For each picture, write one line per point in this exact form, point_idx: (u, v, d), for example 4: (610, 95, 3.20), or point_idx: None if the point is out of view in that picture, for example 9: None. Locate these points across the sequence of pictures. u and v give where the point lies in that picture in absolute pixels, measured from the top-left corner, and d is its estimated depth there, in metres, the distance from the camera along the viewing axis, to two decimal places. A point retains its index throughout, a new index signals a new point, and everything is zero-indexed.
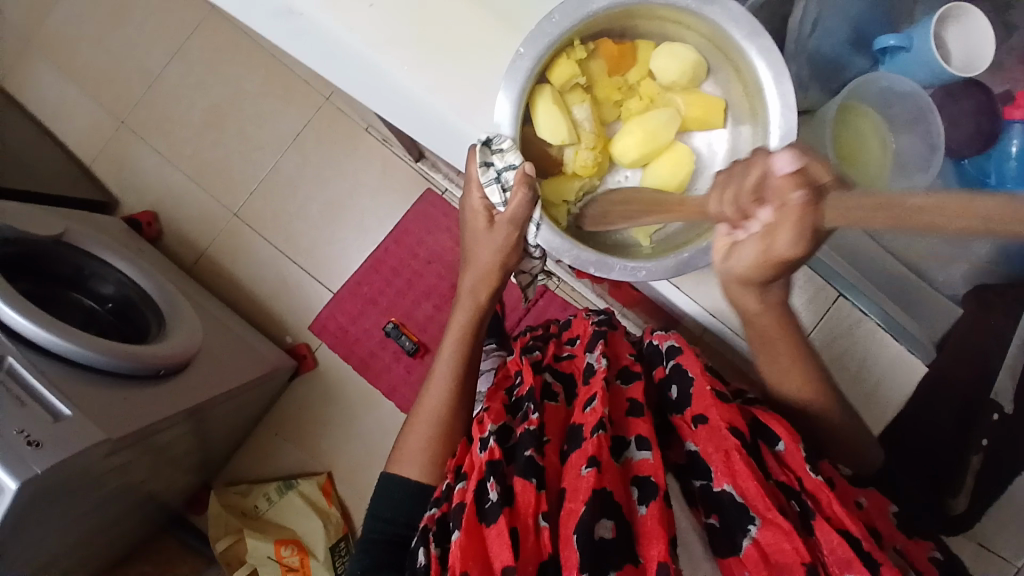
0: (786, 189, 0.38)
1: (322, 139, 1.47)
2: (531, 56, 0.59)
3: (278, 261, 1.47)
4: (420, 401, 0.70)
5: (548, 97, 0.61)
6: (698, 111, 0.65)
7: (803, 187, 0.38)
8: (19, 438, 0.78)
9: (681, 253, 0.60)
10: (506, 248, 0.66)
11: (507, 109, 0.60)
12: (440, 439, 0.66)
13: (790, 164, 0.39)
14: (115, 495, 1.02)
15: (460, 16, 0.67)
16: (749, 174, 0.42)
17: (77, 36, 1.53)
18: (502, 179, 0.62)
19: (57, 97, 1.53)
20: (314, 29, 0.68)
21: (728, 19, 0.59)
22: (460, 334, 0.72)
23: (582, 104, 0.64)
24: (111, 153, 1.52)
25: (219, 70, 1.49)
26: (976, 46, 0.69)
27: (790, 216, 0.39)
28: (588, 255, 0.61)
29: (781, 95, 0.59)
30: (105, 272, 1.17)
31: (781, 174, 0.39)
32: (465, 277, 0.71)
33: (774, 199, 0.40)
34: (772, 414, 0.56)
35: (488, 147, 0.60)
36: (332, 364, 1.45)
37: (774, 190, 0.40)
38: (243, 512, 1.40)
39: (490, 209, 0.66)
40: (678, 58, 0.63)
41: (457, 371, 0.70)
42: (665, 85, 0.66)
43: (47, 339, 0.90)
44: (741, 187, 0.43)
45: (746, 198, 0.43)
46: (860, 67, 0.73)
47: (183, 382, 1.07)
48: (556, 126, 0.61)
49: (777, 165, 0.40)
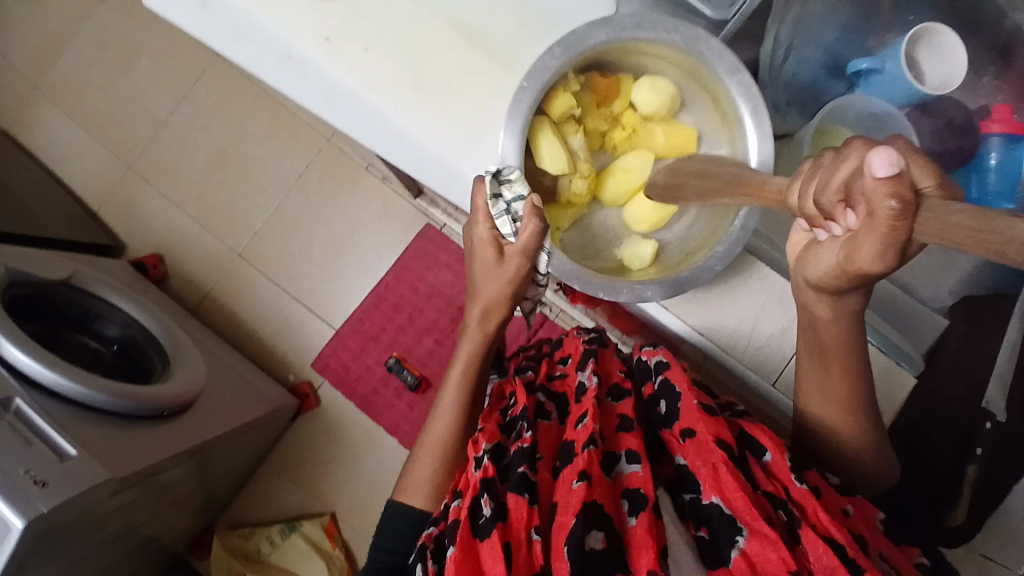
0: (878, 196, 0.32)
1: (323, 180, 1.50)
2: (533, 90, 0.61)
3: (281, 300, 1.49)
4: (429, 432, 0.70)
5: (547, 130, 0.64)
6: (675, 141, 0.68)
7: (902, 200, 0.32)
8: (25, 477, 0.78)
9: (682, 273, 0.64)
10: (517, 278, 0.66)
11: (510, 143, 0.62)
12: (450, 468, 0.67)
13: (889, 167, 0.33)
14: (116, 538, 1.01)
15: (452, 56, 0.70)
16: (839, 170, 0.37)
17: (87, 86, 1.60)
18: (511, 211, 0.63)
19: (67, 145, 1.59)
20: (312, 73, 0.71)
21: (710, 54, 0.62)
22: (470, 365, 0.71)
23: (576, 135, 0.67)
24: (119, 198, 1.56)
25: (224, 116, 1.54)
26: (951, 67, 0.70)
27: (883, 226, 0.33)
28: (595, 281, 0.64)
29: (757, 120, 0.62)
30: (110, 313, 1.20)
31: (877, 177, 0.33)
32: (472, 308, 0.70)
33: (862, 204, 0.34)
34: (758, 426, 0.58)
35: (497, 179, 0.62)
36: (335, 402, 1.45)
37: (867, 195, 0.33)
38: (246, 555, 1.39)
39: (498, 240, 0.66)
40: (657, 91, 0.66)
41: (463, 404, 0.69)
42: (645, 116, 0.69)
43: (54, 380, 0.92)
44: (826, 185, 0.37)
45: (831, 196, 0.37)
46: (838, 91, 0.76)
47: (187, 422, 1.08)
48: (557, 155, 0.65)
49: (872, 167, 0.33)
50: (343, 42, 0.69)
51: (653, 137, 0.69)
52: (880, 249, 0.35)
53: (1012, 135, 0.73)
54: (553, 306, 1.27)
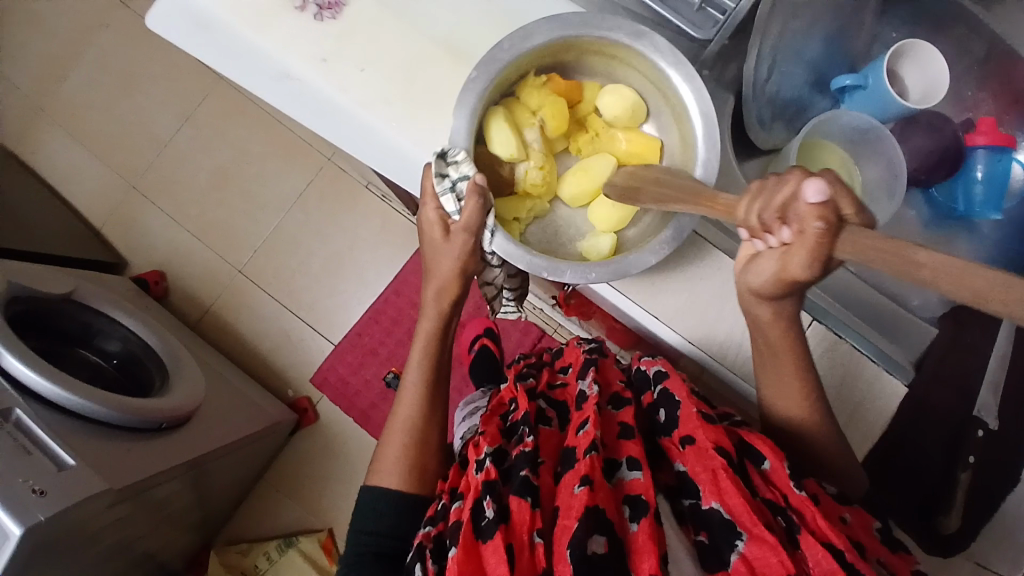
0: (808, 218, 0.39)
1: (323, 197, 1.52)
2: (483, 79, 0.62)
3: (281, 315, 1.50)
4: (396, 413, 0.71)
5: (500, 117, 0.64)
6: (637, 147, 0.67)
7: (826, 222, 0.39)
8: (24, 487, 0.79)
9: (624, 257, 0.61)
10: (467, 252, 0.66)
11: (460, 126, 0.62)
12: (418, 448, 0.67)
13: (819, 194, 0.40)
14: (112, 552, 1.01)
15: (446, 73, 0.72)
16: (780, 191, 0.43)
17: (91, 106, 1.62)
18: (456, 189, 0.63)
19: (70, 163, 1.61)
20: (308, 90, 0.73)
21: (655, 53, 0.62)
22: (430, 346, 0.72)
23: (532, 127, 0.66)
24: (121, 215, 1.58)
25: (226, 135, 1.57)
26: (932, 81, 0.72)
27: (810, 241, 0.41)
28: (540, 259, 0.61)
29: (704, 115, 0.61)
30: (112, 329, 1.21)
31: (809, 202, 0.40)
32: (427, 288, 0.70)
33: (797, 222, 0.41)
34: (758, 435, 0.57)
35: (443, 160, 0.62)
36: (333, 417, 1.45)
37: (801, 216, 0.41)
38: (243, 571, 1.39)
39: (446, 220, 0.66)
40: (618, 95, 0.66)
41: (428, 382, 0.70)
42: (608, 121, 0.69)
43: (54, 391, 0.92)
44: (767, 204, 0.43)
45: (771, 215, 0.43)
46: (822, 106, 0.78)
47: (186, 435, 1.08)
48: (508, 140, 0.64)
49: (807, 192, 0.40)
50: (338, 63, 0.73)
51: (615, 142, 0.68)
52: (808, 259, 0.43)
53: (998, 146, 0.73)
54: (551, 320, 1.29)
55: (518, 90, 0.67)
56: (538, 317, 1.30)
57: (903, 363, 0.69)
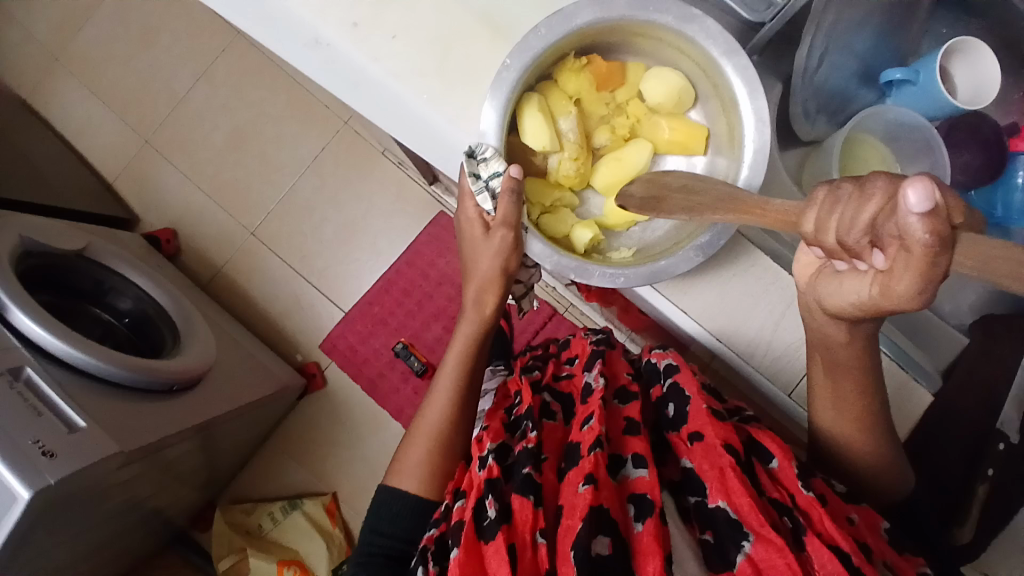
0: (919, 232, 0.29)
1: (338, 162, 1.50)
2: (518, 68, 0.60)
3: (292, 280, 1.49)
4: (423, 415, 0.69)
5: (534, 105, 0.62)
6: (680, 136, 0.65)
7: (938, 235, 0.29)
8: (34, 447, 0.79)
9: (657, 261, 0.60)
10: (505, 251, 0.65)
11: (492, 119, 0.60)
12: (440, 453, 0.66)
13: (924, 200, 0.29)
14: (121, 510, 1.03)
15: (482, 48, 0.68)
16: (864, 208, 0.33)
17: (105, 56, 1.59)
18: (490, 188, 0.62)
19: (83, 114, 1.59)
20: (341, 58, 0.70)
21: (707, 38, 0.59)
22: (465, 354, 0.71)
23: (568, 115, 0.64)
24: (133, 170, 1.56)
25: (241, 93, 1.54)
26: (983, 79, 0.70)
27: (915, 259, 0.31)
28: (568, 261, 0.60)
29: (755, 110, 0.59)
30: (123, 287, 1.20)
31: (914, 212, 0.29)
32: (468, 287, 0.70)
33: (893, 243, 0.32)
34: (766, 433, 0.58)
35: (473, 159, 0.61)
36: (341, 384, 1.46)
37: (902, 229, 0.30)
38: (247, 531, 1.41)
39: (485, 217, 0.67)
40: (663, 82, 0.64)
41: (462, 384, 0.70)
42: (651, 107, 0.66)
43: (66, 352, 0.92)
44: (852, 223, 0.34)
45: (859, 236, 0.34)
46: (868, 99, 0.76)
47: (195, 398, 1.08)
48: (540, 132, 0.62)
49: (905, 199, 0.30)
50: (370, 30, 0.68)
51: (657, 130, 0.67)
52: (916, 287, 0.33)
53: None
54: (563, 299, 1.29)
55: (554, 74, 0.64)
56: (549, 294, 1.30)
57: (931, 371, 0.68)
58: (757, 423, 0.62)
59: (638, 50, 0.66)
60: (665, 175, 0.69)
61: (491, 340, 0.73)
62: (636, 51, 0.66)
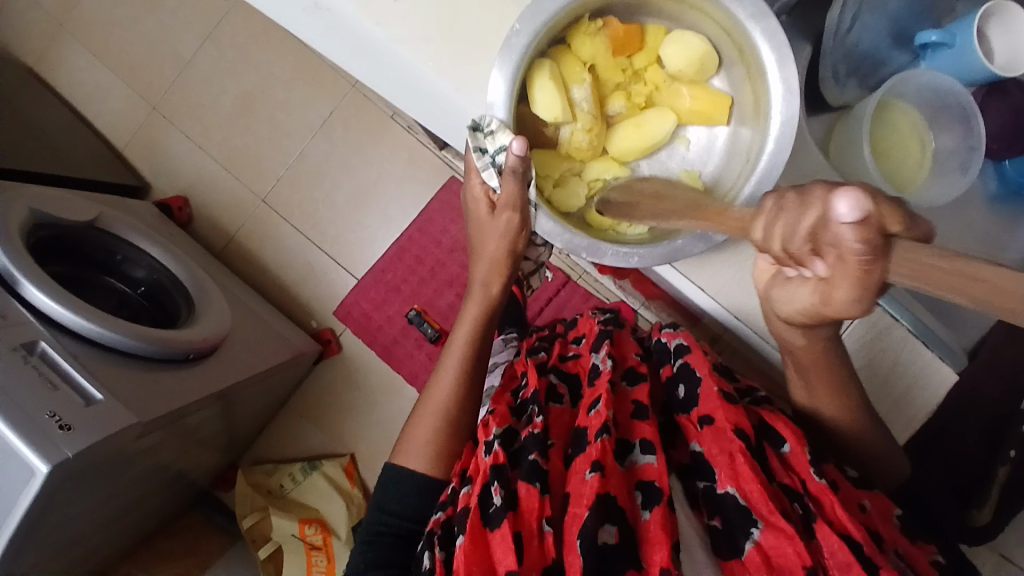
0: (848, 238, 0.34)
1: (348, 127, 1.47)
2: (528, 32, 0.56)
3: (305, 247, 1.49)
4: (431, 392, 0.69)
5: (545, 73, 0.58)
6: (702, 105, 0.62)
7: (869, 243, 0.34)
8: (51, 422, 0.80)
9: (674, 240, 0.57)
10: (513, 230, 0.63)
11: (501, 88, 0.57)
12: (449, 432, 0.66)
13: (854, 212, 0.35)
14: (144, 476, 1.05)
15: (495, 9, 0.64)
16: (802, 220, 0.37)
17: (109, 18, 1.56)
18: (496, 163, 0.60)
19: (90, 79, 1.57)
20: (343, 22, 0.66)
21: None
22: (474, 331, 0.70)
23: (581, 83, 0.61)
24: (143, 137, 1.55)
25: (248, 55, 1.50)
26: (1020, 45, 0.66)
27: (851, 268, 0.36)
28: (580, 240, 0.58)
29: (783, 80, 0.55)
30: (136, 256, 1.20)
31: (845, 222, 0.35)
32: (476, 266, 0.69)
33: (832, 252, 0.36)
34: (779, 417, 0.56)
35: (478, 133, 0.58)
36: (356, 351, 1.46)
37: (837, 239, 0.36)
38: (269, 490, 1.45)
39: (490, 196, 0.65)
40: (687, 48, 0.60)
41: (468, 362, 0.69)
42: (672, 74, 0.63)
43: (79, 324, 0.93)
44: (794, 232, 0.38)
45: (800, 245, 0.38)
46: (901, 62, 0.71)
47: (211, 367, 1.09)
48: (552, 102, 0.58)
49: (837, 210, 0.35)
50: None
51: (678, 98, 0.63)
52: (857, 293, 0.37)
53: None
54: (578, 266, 1.27)
55: (568, 38, 0.60)
56: (563, 261, 1.28)
57: (957, 351, 0.66)
58: (768, 405, 0.60)
59: (659, 11, 0.63)
60: (687, 147, 0.66)
61: (500, 315, 0.72)
62: (656, 14, 0.63)
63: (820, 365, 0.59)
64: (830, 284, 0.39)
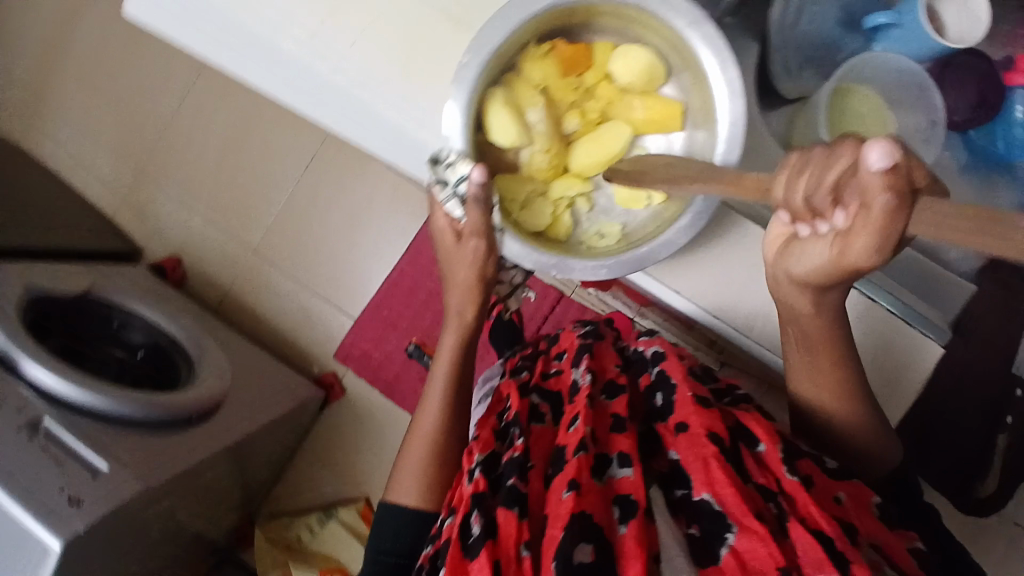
0: (874, 191, 0.35)
1: (331, 170, 1.48)
2: (476, 65, 0.58)
3: (299, 292, 1.50)
4: (417, 426, 0.69)
5: (498, 101, 0.60)
6: (655, 114, 0.63)
7: (897, 195, 0.34)
8: (61, 498, 0.81)
9: (639, 248, 0.59)
10: (479, 259, 0.64)
11: (456, 121, 0.59)
12: (437, 464, 0.66)
13: (884, 159, 0.35)
14: (163, 539, 1.05)
15: (449, 42, 0.66)
16: (830, 171, 0.38)
17: (90, 91, 1.60)
18: (459, 193, 0.61)
19: (78, 152, 1.61)
20: (303, 71, 0.68)
21: (669, 11, 0.57)
22: (454, 361, 0.71)
23: (536, 106, 0.62)
24: (132, 202, 1.58)
25: (226, 110, 1.52)
26: (973, 16, 0.67)
27: (875, 218, 0.36)
28: (547, 258, 0.61)
29: (727, 83, 0.56)
30: (133, 320, 1.22)
31: (874, 169, 0.35)
32: (450, 295, 0.70)
33: (861, 198, 0.37)
34: (754, 416, 0.57)
35: (439, 166, 0.60)
36: (361, 391, 1.46)
37: (864, 186, 0.36)
38: (287, 544, 1.42)
39: (456, 226, 0.65)
40: (633, 61, 0.62)
41: (451, 392, 0.70)
42: (623, 87, 0.64)
43: (79, 396, 0.95)
44: (818, 185, 0.39)
45: (823, 196, 0.39)
46: (853, 46, 0.72)
47: (215, 425, 1.08)
48: (507, 128, 0.60)
49: (866, 159, 0.35)
50: (326, 43, 0.67)
51: (632, 110, 0.64)
52: (877, 244, 0.39)
53: None
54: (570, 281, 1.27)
55: (518, 64, 0.62)
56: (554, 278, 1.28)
57: (942, 326, 0.66)
58: (747, 403, 0.61)
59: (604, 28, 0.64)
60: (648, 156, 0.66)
61: (480, 341, 0.73)
62: (602, 31, 0.64)
63: (800, 358, 0.59)
64: (850, 235, 0.40)
